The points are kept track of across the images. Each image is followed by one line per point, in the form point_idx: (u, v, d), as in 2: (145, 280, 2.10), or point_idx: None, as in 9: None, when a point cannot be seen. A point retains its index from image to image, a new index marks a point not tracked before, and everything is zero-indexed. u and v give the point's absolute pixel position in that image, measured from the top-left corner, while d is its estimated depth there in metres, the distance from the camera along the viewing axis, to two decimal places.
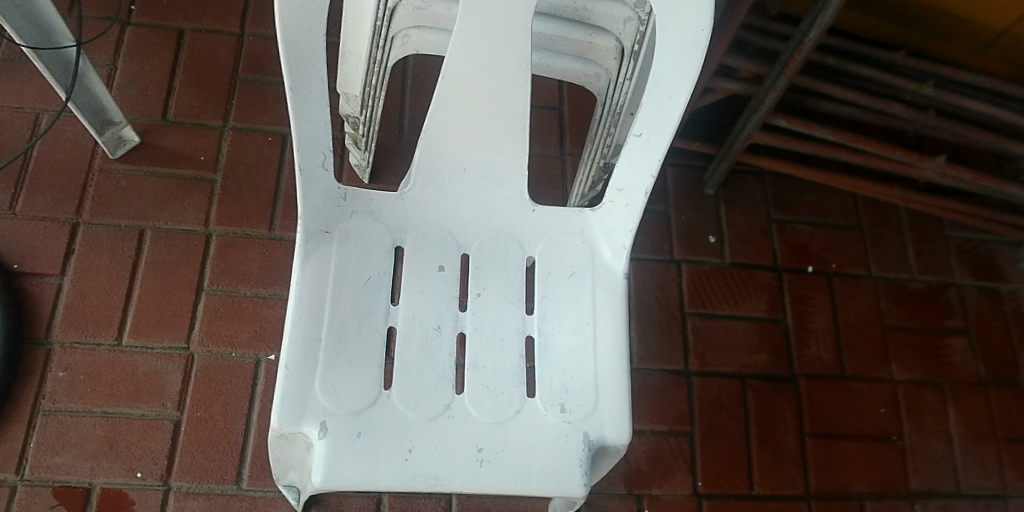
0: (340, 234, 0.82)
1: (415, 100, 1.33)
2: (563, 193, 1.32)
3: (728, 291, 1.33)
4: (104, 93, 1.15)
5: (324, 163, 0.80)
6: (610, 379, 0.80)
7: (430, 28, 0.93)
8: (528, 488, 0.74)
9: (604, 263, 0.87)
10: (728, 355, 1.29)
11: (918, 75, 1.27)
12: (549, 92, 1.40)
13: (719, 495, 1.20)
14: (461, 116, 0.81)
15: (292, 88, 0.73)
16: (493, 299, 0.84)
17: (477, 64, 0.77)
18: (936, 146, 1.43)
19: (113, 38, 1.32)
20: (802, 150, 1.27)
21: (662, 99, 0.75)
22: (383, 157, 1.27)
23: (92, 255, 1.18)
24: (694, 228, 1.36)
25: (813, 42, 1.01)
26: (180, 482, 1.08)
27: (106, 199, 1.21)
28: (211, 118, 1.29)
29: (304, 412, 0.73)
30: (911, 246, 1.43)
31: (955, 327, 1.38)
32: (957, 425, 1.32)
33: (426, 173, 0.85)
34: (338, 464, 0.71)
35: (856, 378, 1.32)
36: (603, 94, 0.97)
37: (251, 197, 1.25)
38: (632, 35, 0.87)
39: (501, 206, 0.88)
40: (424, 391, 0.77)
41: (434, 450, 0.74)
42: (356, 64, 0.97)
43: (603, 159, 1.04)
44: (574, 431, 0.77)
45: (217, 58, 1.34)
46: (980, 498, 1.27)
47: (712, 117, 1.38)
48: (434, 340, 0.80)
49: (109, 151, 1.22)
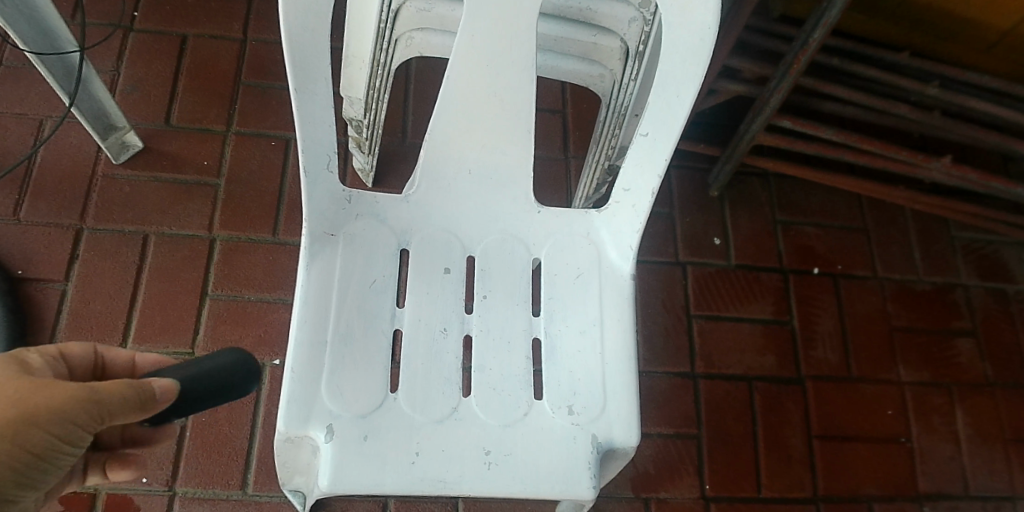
0: (345, 236, 0.82)
1: (419, 103, 1.33)
2: (566, 195, 1.32)
3: (733, 293, 1.32)
4: (106, 98, 1.15)
5: (329, 166, 0.80)
6: (618, 380, 0.80)
7: (434, 30, 0.93)
8: (537, 490, 0.73)
9: (610, 265, 0.86)
10: (735, 357, 1.28)
11: (922, 75, 1.26)
12: (552, 95, 1.40)
13: (727, 498, 1.19)
14: (465, 118, 0.80)
15: (296, 89, 0.72)
16: (499, 301, 0.83)
17: (482, 67, 0.76)
18: (941, 146, 1.43)
19: (116, 44, 1.32)
20: (807, 151, 1.26)
21: (667, 99, 0.74)
22: (386, 161, 1.27)
23: (96, 260, 1.17)
24: (699, 230, 1.36)
25: (817, 42, 1.00)
26: (186, 487, 1.07)
27: (110, 204, 1.21)
28: (214, 124, 1.29)
29: (310, 416, 0.72)
30: (917, 248, 1.42)
31: (962, 327, 1.38)
32: (965, 427, 1.31)
33: (431, 175, 0.85)
34: (344, 468, 0.71)
35: (863, 380, 1.31)
36: (608, 95, 0.97)
37: (255, 201, 1.25)
38: (637, 36, 0.87)
39: (506, 208, 0.87)
40: (430, 394, 0.77)
41: (441, 453, 0.74)
42: (360, 66, 0.97)
43: (607, 161, 1.04)
44: (582, 433, 0.77)
45: (220, 63, 1.34)
46: (988, 500, 1.26)
47: (715, 119, 1.37)
48: (439, 343, 0.80)
49: (113, 157, 1.22)
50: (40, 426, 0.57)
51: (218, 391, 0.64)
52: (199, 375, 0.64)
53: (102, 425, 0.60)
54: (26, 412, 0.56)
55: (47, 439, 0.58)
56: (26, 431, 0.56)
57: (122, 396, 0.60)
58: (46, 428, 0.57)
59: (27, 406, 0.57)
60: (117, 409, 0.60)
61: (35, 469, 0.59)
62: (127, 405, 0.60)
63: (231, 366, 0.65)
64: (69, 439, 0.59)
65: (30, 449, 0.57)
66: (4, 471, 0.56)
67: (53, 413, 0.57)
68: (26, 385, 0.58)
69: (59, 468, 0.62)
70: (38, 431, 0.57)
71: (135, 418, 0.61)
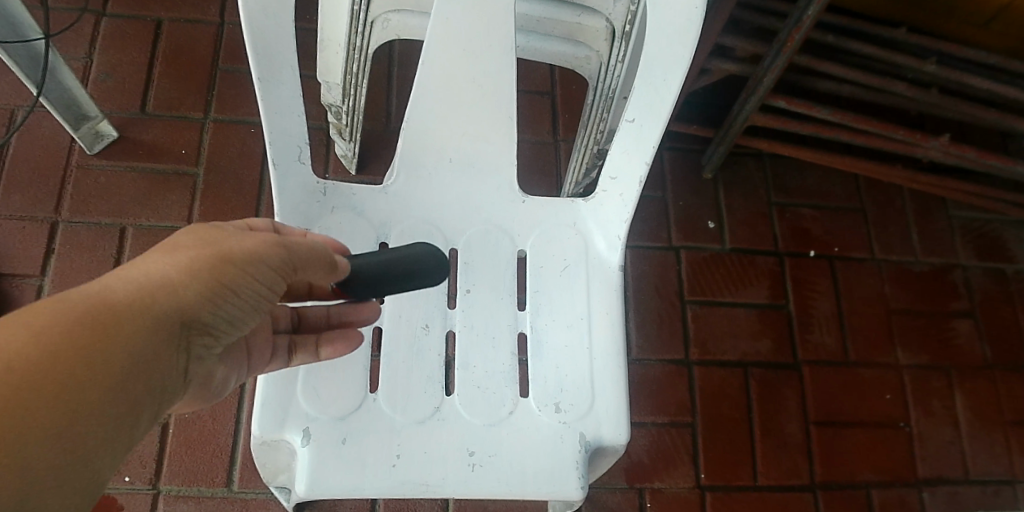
0: (321, 230, 0.78)
1: (403, 86, 1.29)
2: (556, 180, 1.28)
3: (728, 278, 1.29)
4: (77, 88, 1.10)
5: (300, 157, 0.76)
6: (605, 377, 0.77)
7: (412, 12, 0.89)
8: (522, 491, 0.71)
9: (598, 256, 0.83)
10: (730, 343, 1.25)
11: (919, 51, 1.22)
12: (541, 77, 1.36)
13: (723, 487, 1.17)
14: (444, 104, 0.78)
15: (260, 78, 0.69)
16: (484, 295, 0.80)
17: (457, 49, 0.75)
18: (939, 124, 1.39)
19: (87, 29, 1.27)
20: (802, 131, 1.22)
21: (655, 81, 0.71)
22: (369, 147, 1.23)
23: (72, 254, 1.14)
24: (693, 213, 1.33)
25: (812, 18, 0.96)
26: (170, 485, 1.05)
27: (84, 196, 1.17)
28: (192, 111, 1.25)
29: (286, 419, 0.70)
30: (915, 228, 1.40)
31: (961, 309, 1.35)
32: (965, 411, 1.29)
33: (409, 164, 0.82)
34: (322, 472, 0.68)
35: (861, 364, 1.29)
36: (595, 79, 0.93)
37: (235, 191, 1.21)
38: (623, 15, 0.83)
39: (490, 197, 0.84)
40: (412, 394, 0.74)
41: (423, 455, 0.71)
42: (336, 50, 0.93)
43: (597, 145, 0.98)
44: (569, 432, 0.74)
45: (197, 47, 1.29)
46: (988, 484, 1.25)
47: (709, 98, 1.33)
48: (422, 340, 0.77)
49: (86, 147, 1.18)
50: (239, 266, 0.54)
51: (405, 278, 0.67)
52: (376, 265, 0.66)
53: (289, 273, 0.59)
54: (223, 251, 0.54)
55: (246, 281, 0.55)
56: (228, 269, 0.53)
57: (309, 247, 0.60)
58: (244, 268, 0.55)
59: (223, 247, 0.54)
60: (307, 258, 0.60)
61: (230, 316, 0.55)
62: (316, 257, 0.61)
63: (401, 259, 0.68)
64: (263, 282, 0.57)
65: (231, 288, 0.54)
66: (208, 306, 0.52)
67: (247, 254, 0.55)
68: (217, 234, 0.56)
69: (249, 319, 0.58)
70: (238, 269, 0.54)
71: (317, 268, 0.61)
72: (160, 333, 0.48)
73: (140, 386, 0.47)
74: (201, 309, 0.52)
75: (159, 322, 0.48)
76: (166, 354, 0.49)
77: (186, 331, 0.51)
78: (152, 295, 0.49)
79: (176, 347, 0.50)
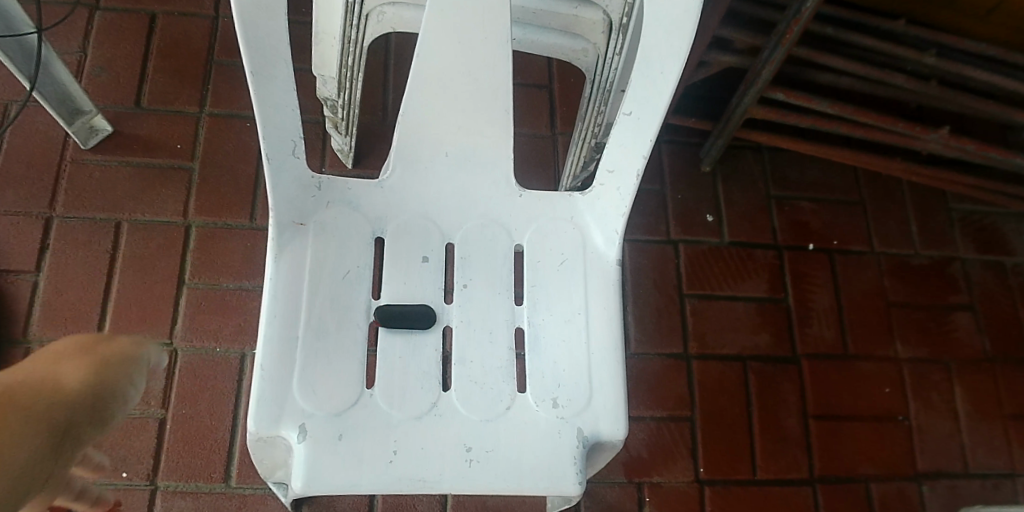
0: (316, 225, 0.78)
1: (399, 79, 1.28)
2: (554, 174, 1.28)
3: (727, 271, 1.29)
4: (71, 82, 1.10)
5: (295, 151, 0.76)
6: (603, 372, 0.76)
7: (406, 4, 0.87)
8: (520, 487, 0.70)
9: (595, 250, 0.82)
10: (729, 337, 1.25)
11: (918, 43, 1.21)
12: (538, 70, 1.35)
13: (722, 481, 1.17)
14: (440, 98, 0.77)
15: (253, 72, 0.67)
16: (481, 290, 0.79)
17: (453, 43, 0.74)
18: (939, 116, 1.38)
19: (81, 23, 1.26)
20: (801, 124, 1.22)
21: (652, 75, 0.70)
22: (365, 141, 1.22)
23: (68, 249, 1.13)
24: (691, 207, 1.32)
25: (811, 11, 0.95)
26: (167, 481, 1.04)
27: (80, 191, 1.16)
28: (187, 105, 1.24)
29: (282, 415, 0.69)
30: (915, 221, 1.39)
31: (961, 302, 1.35)
32: (964, 404, 1.28)
33: (405, 158, 0.81)
34: (318, 468, 0.68)
35: (860, 357, 1.28)
36: (592, 71, 0.92)
37: (231, 185, 1.21)
38: (620, 7, 0.82)
39: (487, 191, 0.83)
40: (408, 390, 0.73)
41: (420, 451, 0.71)
42: (331, 43, 0.92)
43: (595, 139, 0.99)
44: (567, 427, 0.74)
45: (192, 41, 1.28)
46: (988, 478, 1.24)
47: (708, 91, 1.33)
48: (418, 335, 0.76)
49: (81, 142, 1.18)
50: (119, 362, 0.58)
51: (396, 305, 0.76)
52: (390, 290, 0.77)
53: (146, 369, 0.61)
54: (99, 353, 0.57)
55: (127, 375, 0.58)
56: (109, 365, 0.57)
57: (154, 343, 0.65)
58: (120, 364, 0.58)
59: (98, 349, 0.58)
60: (153, 352, 0.64)
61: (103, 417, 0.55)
62: (157, 350, 0.65)
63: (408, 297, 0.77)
64: (130, 375, 0.59)
65: (116, 385, 0.57)
66: (92, 400, 0.54)
67: (123, 351, 0.59)
68: (86, 338, 0.59)
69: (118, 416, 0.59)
70: (116, 365, 0.57)
71: (157, 360, 0.65)
72: (45, 440, 0.48)
73: (25, 485, 0.46)
74: (80, 411, 0.52)
75: (57, 421, 0.50)
76: (52, 457, 0.49)
77: (69, 430, 0.51)
78: (28, 398, 0.49)
79: (58, 448, 0.49)
